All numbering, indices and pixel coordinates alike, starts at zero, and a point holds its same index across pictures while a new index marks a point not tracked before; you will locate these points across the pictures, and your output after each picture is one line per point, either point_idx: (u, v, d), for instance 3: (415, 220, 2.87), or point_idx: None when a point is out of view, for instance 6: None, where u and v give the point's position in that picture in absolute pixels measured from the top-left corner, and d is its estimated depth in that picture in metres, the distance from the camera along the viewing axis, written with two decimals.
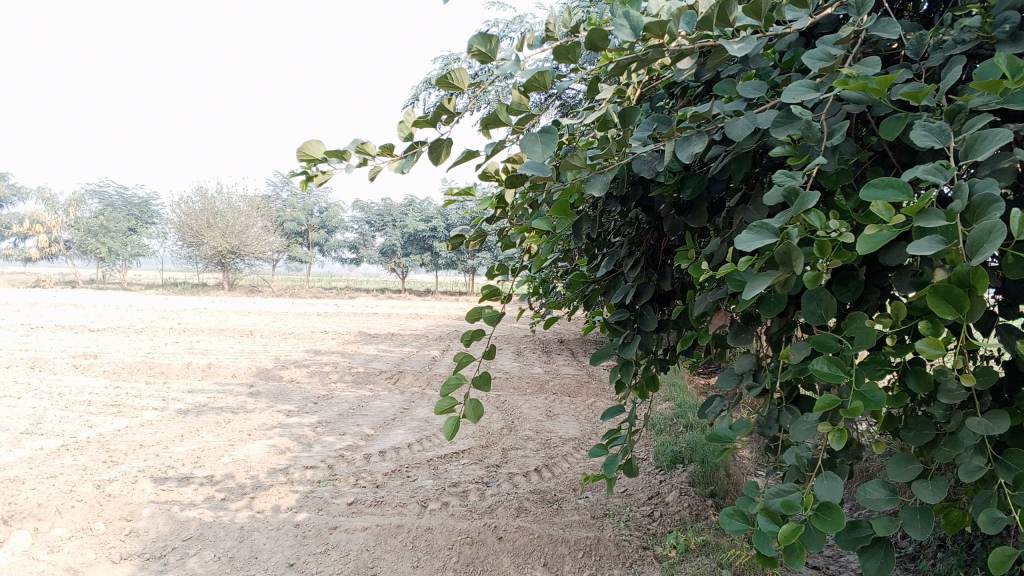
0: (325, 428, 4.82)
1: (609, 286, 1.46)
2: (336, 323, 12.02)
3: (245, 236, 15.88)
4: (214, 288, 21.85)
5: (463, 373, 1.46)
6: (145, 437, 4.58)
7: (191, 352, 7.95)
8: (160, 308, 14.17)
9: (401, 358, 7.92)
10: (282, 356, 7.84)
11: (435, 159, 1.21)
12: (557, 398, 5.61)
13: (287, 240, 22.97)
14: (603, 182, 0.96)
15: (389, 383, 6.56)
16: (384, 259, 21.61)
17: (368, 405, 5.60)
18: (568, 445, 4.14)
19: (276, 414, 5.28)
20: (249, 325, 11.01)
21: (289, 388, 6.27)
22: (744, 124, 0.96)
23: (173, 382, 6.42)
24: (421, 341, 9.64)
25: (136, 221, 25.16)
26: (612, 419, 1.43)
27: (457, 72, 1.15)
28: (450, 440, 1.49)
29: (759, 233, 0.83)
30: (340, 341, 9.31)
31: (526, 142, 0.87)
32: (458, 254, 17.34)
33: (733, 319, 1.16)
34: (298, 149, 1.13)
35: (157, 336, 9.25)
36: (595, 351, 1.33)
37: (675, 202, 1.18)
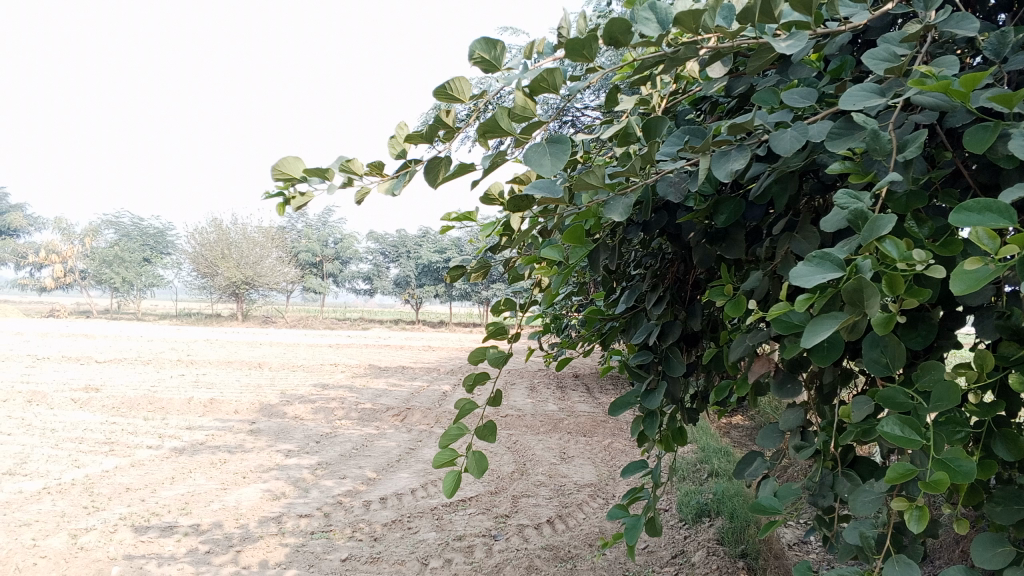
0: (325, 471, 4.65)
1: (629, 325, 1.30)
2: (347, 356, 11.88)
3: (257, 267, 15.85)
4: (227, 319, 21.85)
5: (465, 423, 1.31)
6: (133, 480, 4.44)
7: (195, 386, 7.84)
8: (170, 340, 14.13)
9: (411, 393, 7.76)
10: (288, 390, 7.70)
11: (431, 179, 1.07)
12: (572, 438, 5.42)
13: (301, 271, 22.95)
14: (625, 204, 0.80)
15: (396, 421, 6.39)
16: (399, 291, 21.54)
17: (373, 445, 5.43)
18: (583, 492, 3.94)
19: (275, 454, 5.12)
20: (258, 357, 10.91)
21: (291, 425, 6.12)
22: (793, 137, 0.81)
23: (172, 419, 6.29)
24: (432, 375, 9.46)
25: (149, 251, 25.29)
26: (632, 475, 1.27)
27: (456, 81, 0.99)
28: (450, 498, 1.33)
29: (817, 267, 0.67)
30: (350, 375, 9.15)
31: (531, 155, 0.71)
32: (471, 286, 17.20)
33: (777, 366, 1.00)
34: (273, 166, 0.99)
35: (163, 368, 9.16)
36: (614, 400, 1.17)
37: (706, 230, 1.03)
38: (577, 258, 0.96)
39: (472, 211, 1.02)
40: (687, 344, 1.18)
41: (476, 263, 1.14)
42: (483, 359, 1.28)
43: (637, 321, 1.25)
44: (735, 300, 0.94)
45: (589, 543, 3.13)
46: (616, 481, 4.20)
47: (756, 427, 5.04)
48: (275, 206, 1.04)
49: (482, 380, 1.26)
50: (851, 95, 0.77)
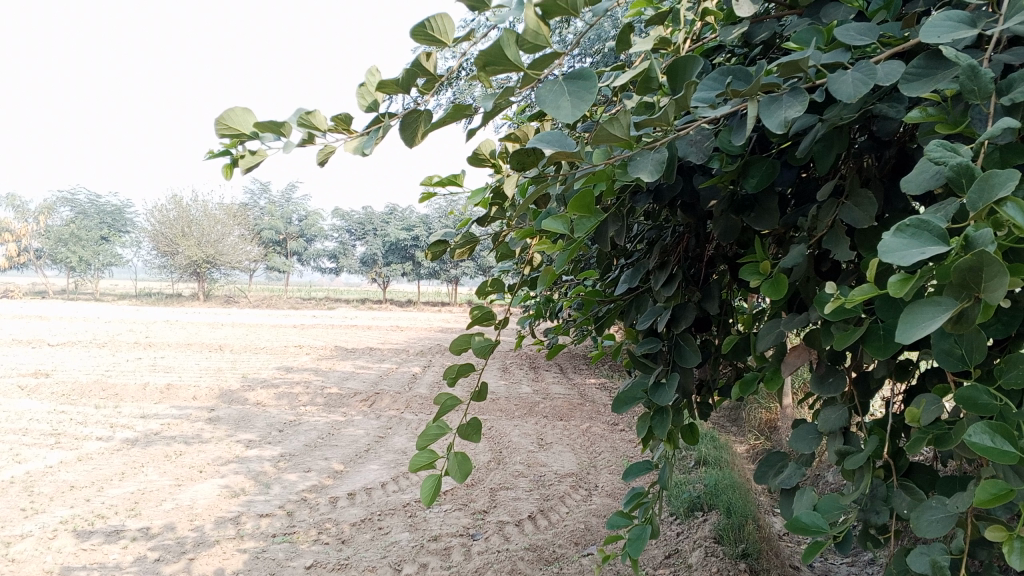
0: (288, 463, 4.47)
1: (630, 308, 1.16)
2: (313, 336, 11.62)
3: (218, 246, 15.48)
4: (189, 299, 21.41)
5: (445, 421, 1.15)
6: (79, 476, 4.22)
7: (152, 370, 7.58)
8: (129, 321, 13.78)
9: (379, 376, 7.58)
10: (251, 374, 7.48)
11: (408, 138, 0.91)
12: (549, 423, 5.29)
13: (266, 250, 22.53)
14: (655, 160, 0.65)
15: (364, 405, 6.21)
16: (365, 269, 21.25)
17: (340, 433, 5.26)
18: (564, 483, 3.81)
19: (235, 445, 4.93)
20: (220, 339, 10.66)
21: (253, 412, 5.92)
22: (857, 80, 0.65)
23: (126, 406, 6.06)
24: (401, 356, 9.28)
25: (105, 230, 24.69)
26: (636, 479, 1.12)
27: (438, 20, 0.82)
28: (429, 506, 1.18)
29: (912, 240, 0.48)
30: (315, 357, 8.93)
31: (545, 95, 0.55)
32: (440, 265, 16.98)
33: (817, 356, 0.84)
34: (217, 118, 0.82)
35: (118, 351, 8.87)
36: (619, 395, 1.01)
37: (729, 197, 0.88)
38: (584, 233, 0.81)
39: (458, 174, 0.86)
40: (700, 328, 1.04)
41: (460, 237, 0.98)
42: (467, 348, 1.12)
43: (640, 305, 1.11)
44: (773, 279, 0.78)
45: (575, 542, 3.00)
46: (597, 470, 4.08)
47: (737, 408, 4.94)
48: (220, 169, 0.87)
49: (466, 372, 1.10)
50: (933, 25, 0.61)
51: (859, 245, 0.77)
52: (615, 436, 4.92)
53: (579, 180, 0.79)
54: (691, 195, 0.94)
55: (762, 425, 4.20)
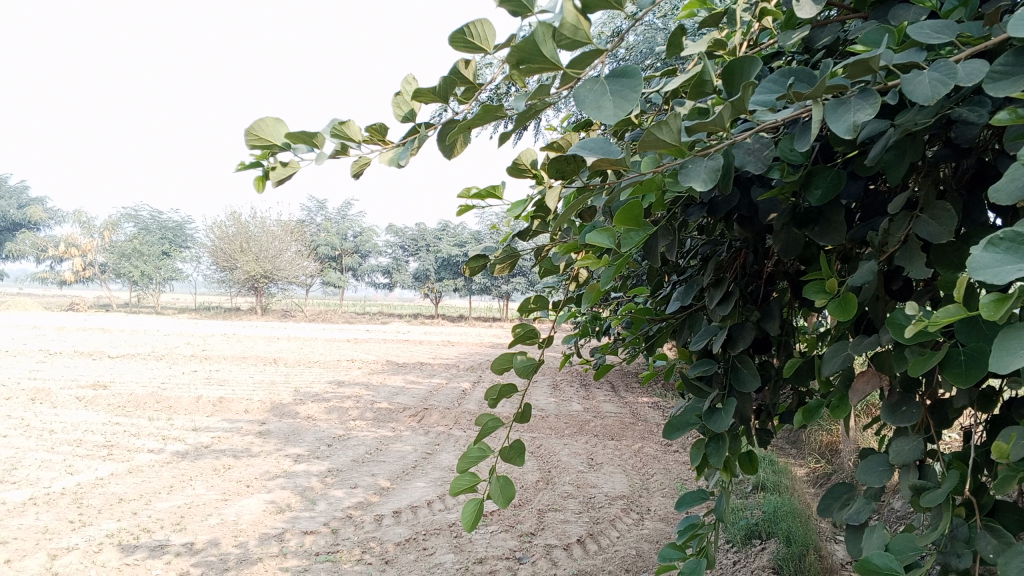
0: (335, 480, 4.46)
1: (682, 327, 1.10)
2: (365, 351, 11.70)
3: (274, 260, 15.74)
4: (246, 313, 21.80)
5: (487, 444, 1.10)
6: (128, 489, 4.28)
7: (206, 383, 7.70)
8: (187, 334, 14.06)
9: (429, 391, 7.58)
10: (302, 388, 7.54)
11: (447, 150, 0.86)
12: (599, 442, 5.21)
13: (321, 265, 22.84)
14: (709, 168, 0.59)
15: (413, 421, 6.20)
16: (418, 284, 21.40)
17: (388, 449, 5.25)
18: (614, 506, 3.73)
19: (283, 459, 4.95)
20: (273, 352, 10.79)
21: (302, 427, 5.95)
22: (935, 81, 0.59)
23: (178, 419, 6.15)
24: (451, 371, 9.28)
25: (166, 245, 25.33)
26: (690, 509, 1.05)
27: (478, 26, 0.77)
28: (470, 532, 1.13)
29: (1009, 254, 0.40)
30: (366, 372, 8.98)
31: (584, 94, 0.50)
32: (491, 280, 16.99)
33: (891, 383, 0.78)
34: (248, 128, 0.79)
35: (174, 364, 9.04)
36: (671, 420, 0.95)
37: (791, 212, 0.82)
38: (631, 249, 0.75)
39: (498, 186, 0.81)
40: (759, 350, 0.97)
41: (501, 252, 0.93)
42: (509, 369, 1.07)
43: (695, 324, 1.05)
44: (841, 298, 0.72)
45: (626, 569, 2.91)
46: (648, 493, 3.99)
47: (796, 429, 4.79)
48: (252, 182, 0.84)
49: (508, 394, 1.05)
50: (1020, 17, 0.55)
51: (933, 262, 0.71)
52: (668, 458, 4.82)
53: (628, 191, 0.73)
54: (749, 207, 0.88)
55: (820, 447, 4.07)
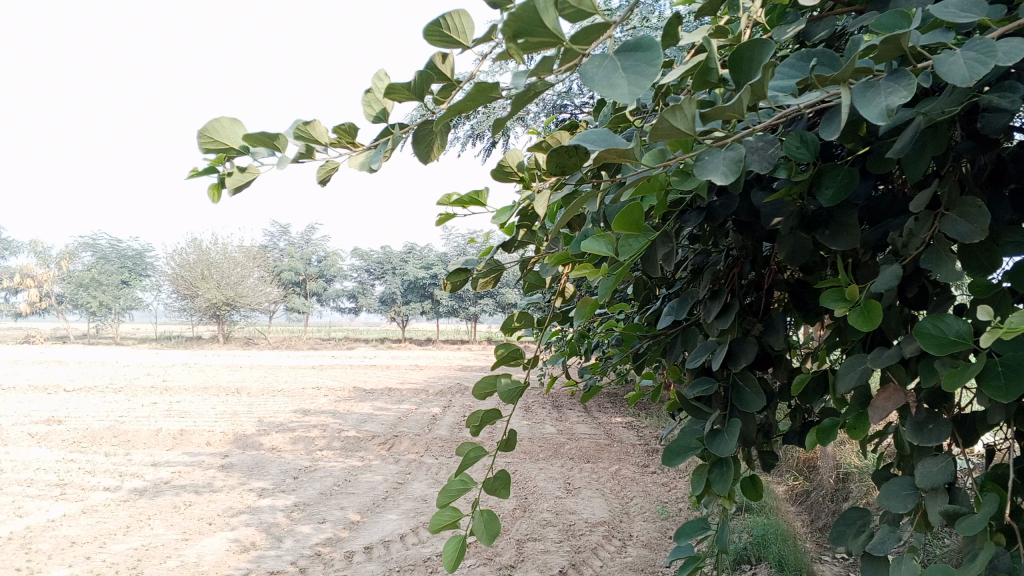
0: (303, 514, 4.32)
1: (675, 343, 1.03)
2: (331, 377, 11.51)
3: (237, 287, 15.49)
4: (208, 342, 21.43)
5: (468, 476, 1.02)
6: (81, 531, 4.10)
7: (167, 415, 7.49)
8: (147, 364, 13.74)
9: (398, 418, 7.44)
10: (268, 418, 7.36)
11: (423, 155, 0.79)
12: (575, 465, 5.13)
13: (285, 291, 22.56)
14: (728, 159, 0.52)
15: (382, 449, 6.06)
16: (384, 308, 21.22)
17: (357, 479, 5.12)
18: (596, 533, 3.65)
19: (248, 494, 4.80)
20: (237, 381, 10.57)
21: (267, 458, 5.79)
22: (974, 60, 0.52)
23: (137, 454, 5.95)
24: (420, 396, 9.16)
25: (125, 275, 24.87)
26: (688, 540, 0.98)
27: (457, 15, 0.69)
28: (451, 573, 1.04)
29: None
30: (333, 399, 8.81)
31: (592, 71, 0.43)
32: (459, 303, 16.91)
33: (917, 398, 0.71)
34: (200, 130, 0.70)
35: (134, 396, 8.80)
36: (669, 445, 0.88)
37: (798, 216, 0.76)
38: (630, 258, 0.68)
39: (481, 191, 0.74)
40: (761, 366, 0.91)
41: (484, 265, 0.86)
42: (492, 393, 0.99)
43: (689, 340, 0.98)
44: (863, 306, 0.65)
45: None
46: (629, 518, 3.91)
47: None
48: (207, 191, 0.75)
49: (491, 421, 0.98)
50: None
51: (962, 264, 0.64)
52: (646, 480, 4.75)
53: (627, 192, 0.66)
54: (748, 212, 0.82)
55: (799, 465, 4.02)
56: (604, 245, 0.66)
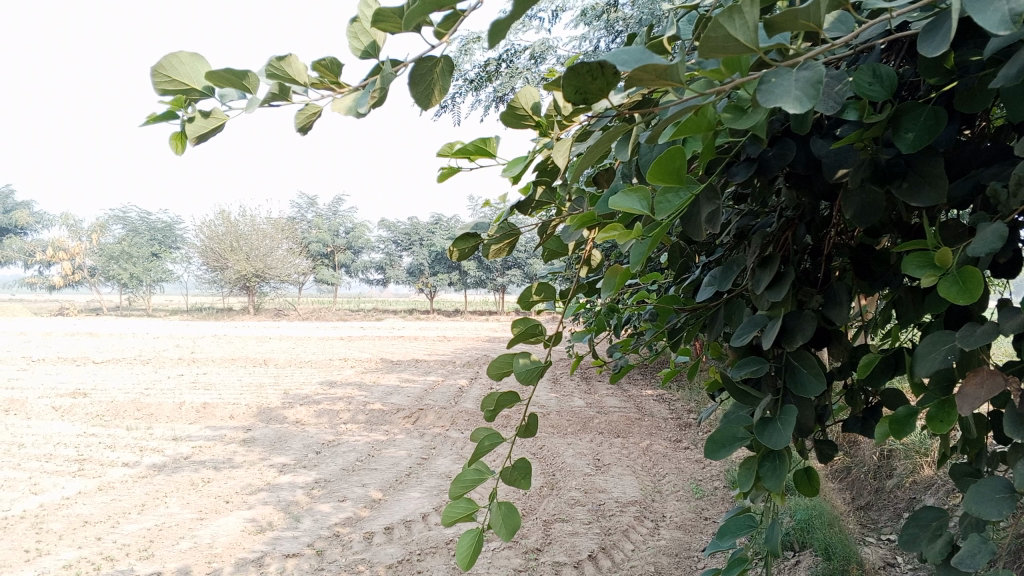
0: (322, 492, 4.28)
1: (717, 317, 0.91)
2: (358, 349, 11.52)
3: (266, 259, 15.55)
4: (238, 313, 21.61)
5: (484, 464, 0.91)
6: (95, 510, 4.09)
7: (192, 387, 7.51)
8: (176, 336, 13.87)
9: (424, 390, 7.39)
10: (293, 390, 7.35)
11: (421, 99, 0.67)
12: (605, 440, 5.03)
13: (314, 262, 22.63)
14: (803, 81, 0.39)
15: (407, 423, 6.01)
16: (412, 280, 21.21)
17: (380, 454, 5.07)
18: (627, 514, 3.56)
19: (267, 470, 4.76)
20: (264, 353, 10.61)
21: (289, 432, 5.77)
22: None
23: (158, 428, 5.95)
24: (447, 368, 9.10)
25: (156, 247, 25.14)
26: (732, 540, 0.86)
27: None
28: (467, 572, 0.94)
29: None
30: (359, 371, 8.79)
31: None
32: (486, 275, 16.80)
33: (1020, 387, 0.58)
34: (155, 67, 0.60)
35: (162, 368, 8.85)
36: (713, 436, 0.76)
37: (870, 167, 0.64)
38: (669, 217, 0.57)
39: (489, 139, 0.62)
40: (820, 344, 0.80)
41: (497, 229, 0.74)
42: (508, 373, 0.88)
43: (735, 312, 0.87)
44: (958, 275, 0.53)
45: None
46: (662, 498, 3.82)
47: None
48: (168, 141, 0.65)
49: (507, 403, 0.87)
50: None
51: None
52: (679, 456, 4.65)
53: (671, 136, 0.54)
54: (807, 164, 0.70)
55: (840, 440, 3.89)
56: (637, 202, 0.55)
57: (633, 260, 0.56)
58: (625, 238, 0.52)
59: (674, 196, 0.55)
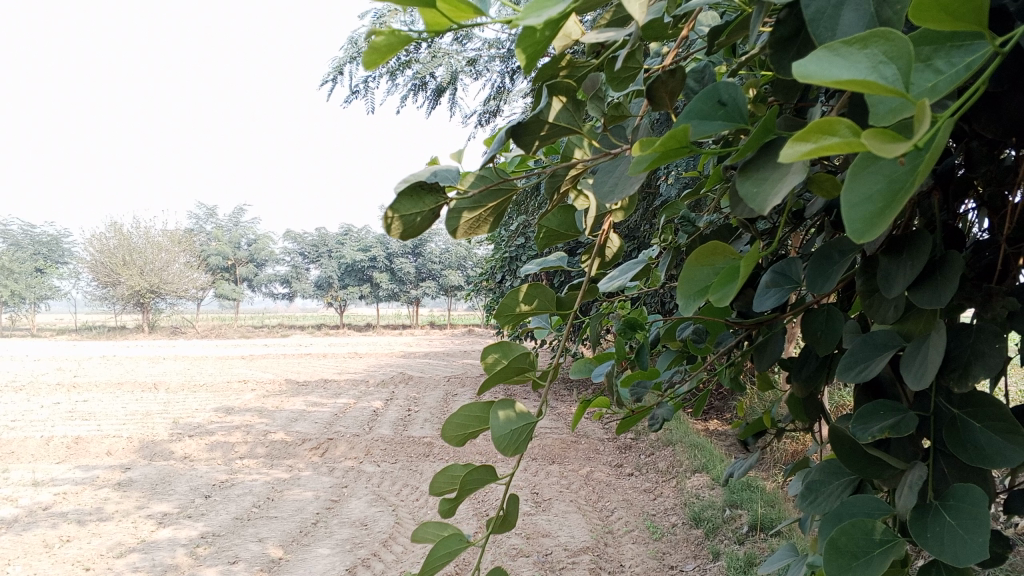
0: (209, 551, 3.82)
1: (786, 334, 0.61)
2: (263, 369, 10.89)
3: (160, 273, 14.65)
4: (132, 331, 20.41)
5: None
6: None
7: (69, 418, 6.85)
8: (59, 358, 12.87)
9: (334, 414, 6.93)
10: (184, 419, 6.78)
11: None
12: (541, 469, 4.72)
13: (215, 276, 21.61)
14: None
15: (314, 456, 5.56)
16: (320, 293, 20.48)
17: (283, 497, 4.63)
18: (580, 566, 3.26)
19: (144, 522, 4.26)
20: (155, 376, 9.86)
21: (175, 471, 5.24)
22: None
23: (18, 470, 5.32)
24: (359, 388, 8.63)
25: (40, 261, 23.59)
26: None
27: None
28: None
29: None
30: (261, 394, 8.24)
31: None
32: (400, 286, 16.28)
33: None
34: None
35: (37, 396, 8.09)
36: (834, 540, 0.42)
37: None
38: (893, 125, 0.24)
39: None
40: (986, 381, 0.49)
41: (483, 180, 0.43)
42: (478, 434, 0.54)
43: (833, 329, 0.57)
44: None
45: None
46: (615, 541, 3.54)
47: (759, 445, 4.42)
48: None
49: (478, 485, 0.53)
50: None
51: None
52: (624, 485, 4.39)
53: None
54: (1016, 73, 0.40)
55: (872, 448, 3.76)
56: (868, 64, 0.20)
57: (848, 215, 0.21)
58: (876, 135, 0.18)
59: (941, 65, 0.22)
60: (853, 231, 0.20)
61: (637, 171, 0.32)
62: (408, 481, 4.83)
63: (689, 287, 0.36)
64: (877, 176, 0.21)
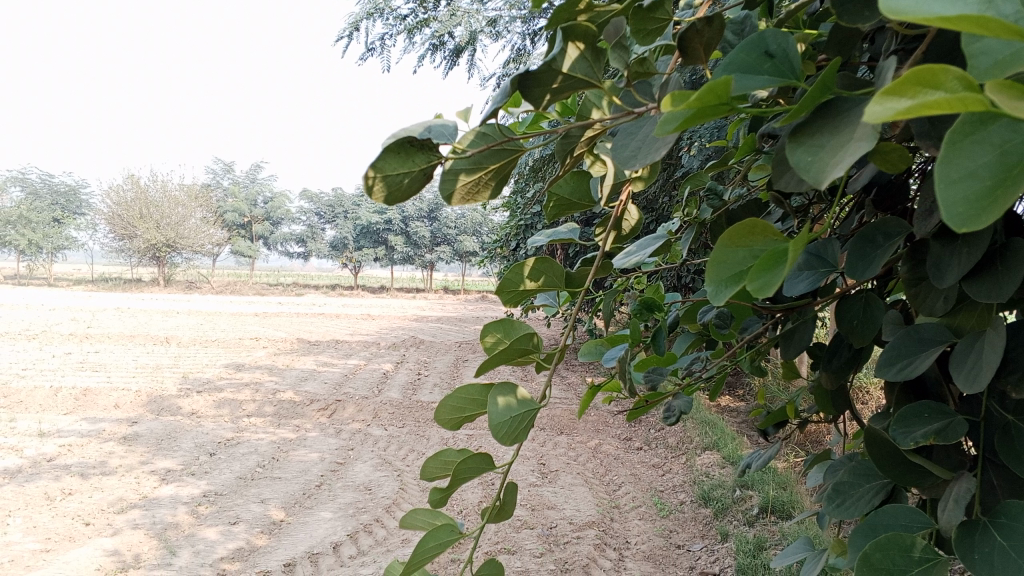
0: (209, 510, 3.84)
1: (816, 322, 0.56)
2: (274, 327, 10.91)
3: (176, 227, 14.66)
4: (146, 284, 20.53)
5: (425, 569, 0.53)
6: None
7: (78, 369, 6.89)
8: (73, 307, 12.95)
9: (343, 376, 6.93)
10: (193, 374, 6.80)
11: None
12: (549, 440, 4.70)
13: (231, 232, 21.64)
14: None
15: (321, 417, 5.57)
16: (335, 253, 20.49)
17: (288, 458, 4.64)
18: (585, 541, 3.24)
19: (148, 478, 4.28)
20: (167, 330, 9.91)
21: (181, 427, 5.26)
22: None
23: (25, 420, 5.36)
24: (369, 350, 8.63)
25: (57, 210, 23.70)
26: None
27: None
28: None
29: None
30: (271, 352, 8.26)
31: None
32: (415, 248, 16.24)
33: None
34: None
35: (48, 345, 8.14)
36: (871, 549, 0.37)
37: None
38: None
39: None
40: None
41: (485, 137, 0.38)
42: (475, 418, 0.50)
43: (870, 318, 0.51)
44: None
45: None
46: (621, 517, 3.52)
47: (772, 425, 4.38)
48: None
49: (472, 473, 0.48)
50: None
51: None
52: (632, 459, 4.37)
53: None
54: None
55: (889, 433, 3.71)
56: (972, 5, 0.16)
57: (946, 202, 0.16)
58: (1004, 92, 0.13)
59: None
60: (953, 218, 0.16)
61: (665, 133, 0.27)
62: (414, 447, 4.83)
63: (720, 272, 0.30)
64: (985, 149, 0.16)
